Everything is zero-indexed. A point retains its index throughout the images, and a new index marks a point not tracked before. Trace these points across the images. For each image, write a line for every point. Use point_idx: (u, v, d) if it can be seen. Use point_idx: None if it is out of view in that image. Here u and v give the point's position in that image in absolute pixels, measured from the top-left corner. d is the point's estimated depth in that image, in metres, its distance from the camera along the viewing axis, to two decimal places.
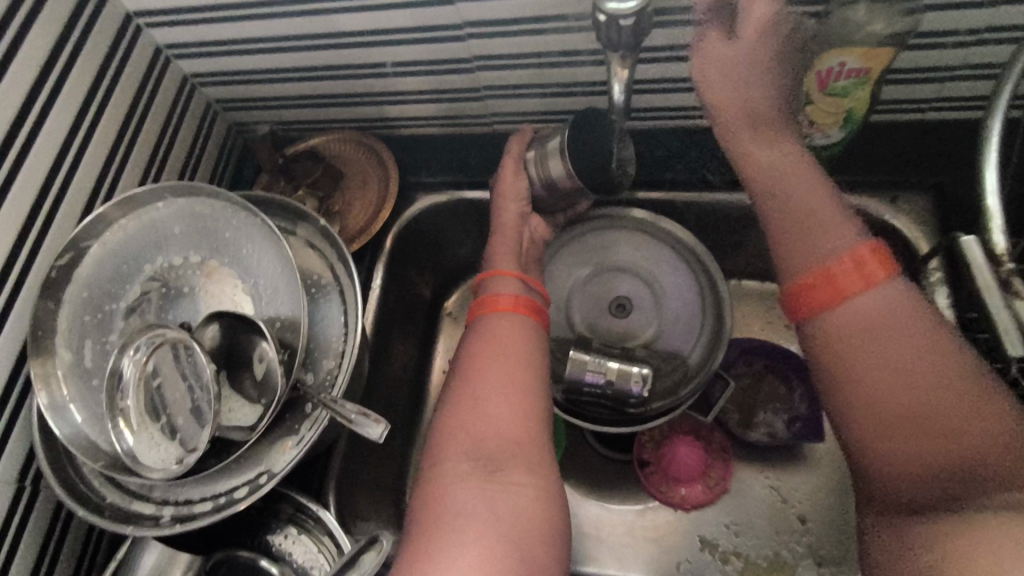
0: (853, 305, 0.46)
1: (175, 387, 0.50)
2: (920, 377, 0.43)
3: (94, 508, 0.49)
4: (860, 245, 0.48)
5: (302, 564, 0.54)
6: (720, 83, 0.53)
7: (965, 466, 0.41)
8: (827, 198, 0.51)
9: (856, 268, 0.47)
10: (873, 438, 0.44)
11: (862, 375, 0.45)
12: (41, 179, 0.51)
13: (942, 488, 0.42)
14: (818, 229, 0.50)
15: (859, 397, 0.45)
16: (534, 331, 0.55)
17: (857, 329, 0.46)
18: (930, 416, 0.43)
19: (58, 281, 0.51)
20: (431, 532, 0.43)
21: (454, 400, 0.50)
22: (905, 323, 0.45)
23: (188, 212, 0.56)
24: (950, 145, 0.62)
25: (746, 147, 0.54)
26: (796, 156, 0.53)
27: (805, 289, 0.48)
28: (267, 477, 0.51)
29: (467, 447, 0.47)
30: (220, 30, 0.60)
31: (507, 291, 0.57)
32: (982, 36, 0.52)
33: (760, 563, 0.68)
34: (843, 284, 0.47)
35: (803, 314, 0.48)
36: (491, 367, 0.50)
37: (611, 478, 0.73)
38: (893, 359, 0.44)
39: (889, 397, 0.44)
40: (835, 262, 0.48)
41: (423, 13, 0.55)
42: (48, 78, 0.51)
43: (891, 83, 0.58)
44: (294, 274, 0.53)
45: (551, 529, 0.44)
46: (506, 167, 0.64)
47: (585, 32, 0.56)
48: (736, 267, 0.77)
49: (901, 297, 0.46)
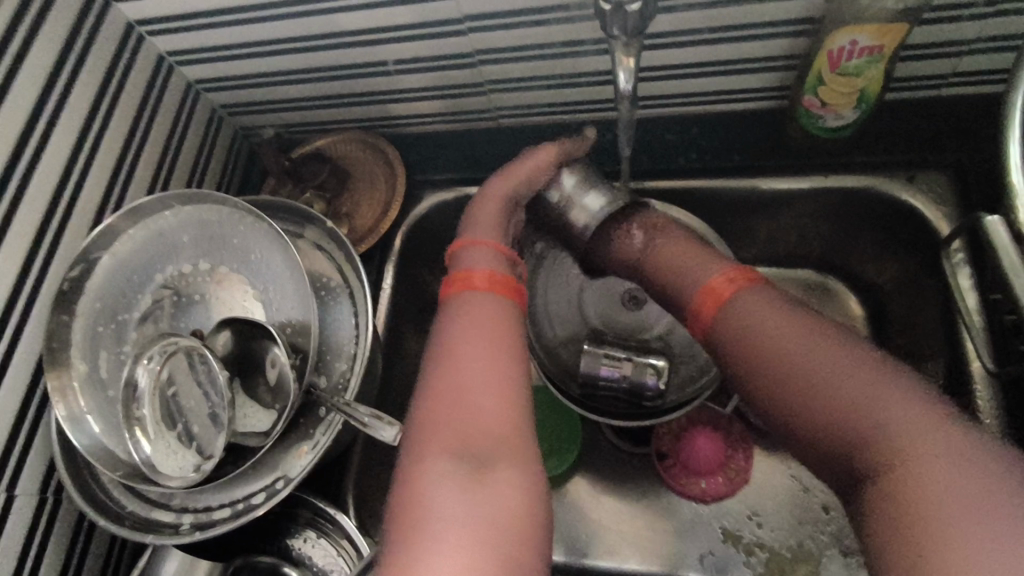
0: (733, 305, 0.51)
1: (190, 394, 0.50)
2: (791, 350, 0.46)
3: (115, 517, 0.50)
4: (728, 267, 0.53)
5: (323, 566, 0.54)
6: (624, 247, 0.62)
7: (878, 427, 0.41)
8: (697, 247, 0.57)
9: (730, 281, 0.52)
10: (785, 403, 0.46)
11: (755, 355, 0.48)
12: (49, 193, 0.51)
13: (861, 439, 0.42)
14: (688, 264, 0.56)
15: (755, 370, 0.48)
16: (509, 310, 0.53)
17: (745, 321, 0.49)
18: (819, 380, 0.44)
19: (71, 293, 0.52)
20: (407, 537, 0.41)
21: (433, 394, 0.48)
22: (773, 315, 0.48)
23: (196, 220, 0.56)
24: (966, 123, 0.60)
25: (664, 257, 0.58)
26: (682, 241, 0.59)
27: (696, 303, 0.53)
28: (284, 482, 0.51)
29: (451, 446, 0.45)
30: (221, 35, 0.60)
31: (482, 265, 0.55)
32: (998, 7, 0.51)
33: (783, 553, 0.67)
34: (723, 291, 0.52)
35: (699, 323, 0.53)
36: (468, 359, 0.49)
37: (629, 473, 0.71)
38: (776, 334, 0.47)
39: (783, 369, 0.46)
40: (713, 278, 0.53)
41: (424, 9, 0.55)
42: (50, 94, 0.51)
43: (905, 60, 0.56)
44: (303, 279, 0.54)
45: (537, 520, 0.43)
46: (530, 156, 0.62)
47: (585, 21, 0.55)
48: (750, 254, 0.72)
49: (766, 300, 0.50)
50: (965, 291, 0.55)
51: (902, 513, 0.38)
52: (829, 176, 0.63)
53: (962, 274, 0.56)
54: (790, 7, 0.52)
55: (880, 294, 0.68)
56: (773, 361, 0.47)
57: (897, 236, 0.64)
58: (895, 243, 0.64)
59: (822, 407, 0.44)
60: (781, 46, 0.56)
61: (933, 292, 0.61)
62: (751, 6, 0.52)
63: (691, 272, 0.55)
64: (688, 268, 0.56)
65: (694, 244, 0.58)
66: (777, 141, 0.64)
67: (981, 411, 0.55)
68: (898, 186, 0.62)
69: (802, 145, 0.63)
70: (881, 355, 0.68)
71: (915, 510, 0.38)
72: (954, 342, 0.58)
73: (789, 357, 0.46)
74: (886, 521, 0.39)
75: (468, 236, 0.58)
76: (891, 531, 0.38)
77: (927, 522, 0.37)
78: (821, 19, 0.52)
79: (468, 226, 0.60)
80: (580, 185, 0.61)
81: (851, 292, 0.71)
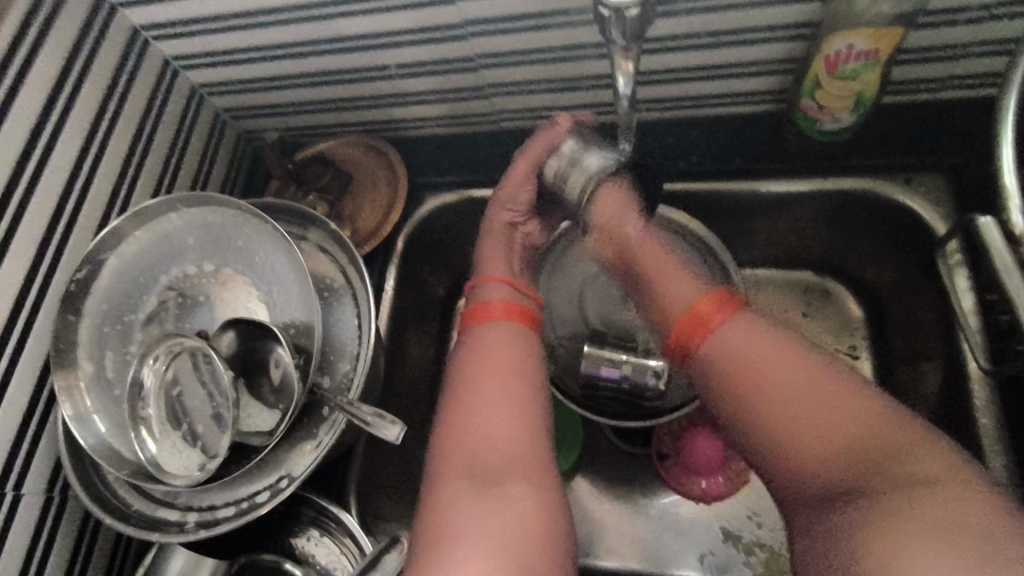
0: (719, 332, 0.51)
1: (196, 394, 0.51)
2: (776, 374, 0.47)
3: (121, 515, 0.50)
4: (710, 292, 0.54)
5: (326, 565, 0.54)
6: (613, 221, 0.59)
7: (858, 454, 0.44)
8: (672, 263, 0.59)
9: (716, 304, 0.53)
10: (769, 429, 0.46)
11: (743, 379, 0.48)
12: (57, 196, 0.52)
13: (845, 466, 0.44)
14: (668, 282, 0.57)
15: (742, 395, 0.48)
16: (529, 336, 0.54)
17: (732, 346, 0.50)
18: (805, 405, 0.45)
19: (78, 294, 0.52)
20: (431, 549, 0.44)
21: (453, 409, 0.50)
22: (758, 339, 0.49)
23: (201, 222, 0.57)
24: (964, 126, 0.61)
25: (645, 270, 0.60)
26: (657, 253, 0.60)
27: (679, 328, 0.54)
28: (287, 481, 0.52)
29: (468, 462, 0.47)
30: (226, 40, 0.61)
31: (497, 296, 0.57)
32: (993, 12, 0.51)
33: (782, 553, 0.67)
34: (707, 316, 0.52)
35: (684, 351, 0.53)
36: (486, 374, 0.51)
37: (630, 473, 0.72)
38: (762, 357, 0.48)
39: (771, 392, 0.47)
40: (698, 301, 0.53)
41: (426, 14, 0.56)
42: (58, 99, 0.52)
43: (902, 64, 0.57)
44: (307, 279, 0.54)
45: (553, 535, 0.45)
46: (518, 160, 0.62)
47: (586, 25, 0.56)
48: (750, 255, 0.73)
49: (751, 324, 0.50)
50: (960, 293, 0.55)
51: (880, 539, 0.40)
52: (828, 178, 0.64)
53: (958, 276, 0.56)
54: (786, 12, 0.53)
55: (879, 296, 0.69)
56: (761, 385, 0.47)
57: (894, 238, 0.64)
58: (893, 245, 0.65)
59: (808, 432, 0.45)
60: (779, 50, 0.57)
61: (931, 294, 0.61)
62: (749, 11, 0.53)
63: (673, 288, 0.57)
64: (668, 284, 0.57)
65: (671, 259, 0.60)
66: (775, 143, 0.65)
67: (977, 411, 0.55)
68: (895, 188, 0.62)
69: (801, 147, 0.64)
70: (881, 356, 0.69)
71: (892, 536, 0.40)
72: (951, 343, 0.59)
73: (773, 381, 0.47)
74: (864, 546, 0.41)
75: (484, 270, 0.60)
76: (868, 556, 0.40)
77: (904, 546, 0.39)
78: (818, 23, 0.53)
79: (480, 249, 0.63)
80: (582, 149, 0.60)
81: (851, 294, 0.72)
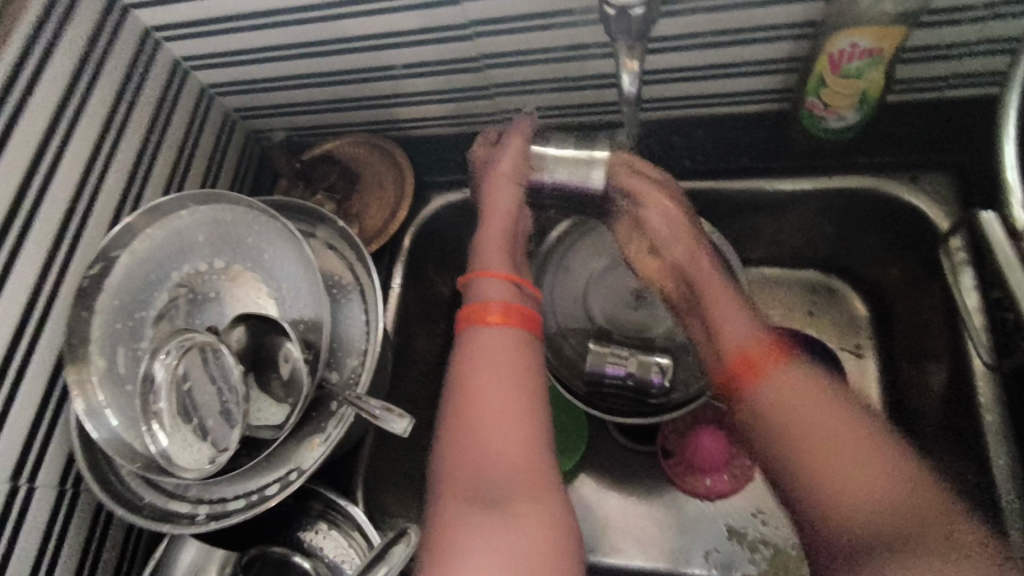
0: (769, 377, 0.48)
1: (205, 389, 0.52)
2: (820, 429, 0.45)
3: (133, 507, 0.51)
4: (764, 335, 0.51)
5: (334, 558, 0.55)
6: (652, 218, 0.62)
7: (895, 525, 0.41)
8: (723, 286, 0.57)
9: (767, 349, 0.50)
10: (806, 482, 0.45)
11: (784, 427, 0.46)
12: (70, 194, 0.53)
13: (881, 532, 0.42)
14: (719, 311, 0.55)
15: (780, 441, 0.46)
16: (525, 339, 0.52)
17: (780, 391, 0.48)
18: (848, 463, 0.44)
19: (91, 290, 0.53)
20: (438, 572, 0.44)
21: (456, 427, 0.49)
22: (806, 390, 0.47)
23: (211, 220, 0.57)
24: (967, 124, 0.61)
25: (701, 284, 0.58)
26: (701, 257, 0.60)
27: (728, 367, 0.51)
28: (297, 473, 0.52)
29: (473, 487, 0.47)
30: (235, 40, 0.62)
31: (495, 299, 0.54)
32: (997, 10, 0.52)
33: (787, 550, 0.67)
34: (758, 360, 0.50)
35: (732, 388, 0.50)
36: (488, 386, 0.49)
37: (634, 470, 0.72)
38: (808, 409, 0.46)
39: (810, 443, 0.45)
40: (749, 343, 0.51)
41: (433, 14, 0.57)
42: (71, 98, 0.53)
43: (905, 63, 0.57)
44: (316, 276, 0.55)
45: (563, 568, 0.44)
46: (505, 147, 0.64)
47: (590, 25, 0.56)
48: (755, 254, 0.73)
49: (801, 376, 0.48)
50: (964, 291, 0.56)
51: None
52: (832, 178, 0.64)
53: (963, 275, 0.56)
54: (787, 11, 0.53)
55: (884, 295, 0.69)
56: (802, 435, 0.45)
57: (899, 235, 0.65)
58: (896, 244, 0.66)
59: (846, 491, 0.43)
60: (782, 48, 0.57)
61: (935, 292, 0.62)
62: (753, 10, 0.53)
63: (730, 325, 0.53)
64: (718, 306, 0.55)
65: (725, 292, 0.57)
66: (779, 141, 0.65)
67: (983, 407, 0.56)
68: (901, 187, 0.63)
69: (805, 146, 0.64)
70: (885, 355, 0.69)
71: None
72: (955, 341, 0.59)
73: (815, 434, 0.45)
74: None
75: (480, 262, 0.59)
76: None
77: None
78: (821, 23, 0.53)
79: (479, 239, 0.61)
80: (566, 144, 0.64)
81: (855, 293, 0.72)
